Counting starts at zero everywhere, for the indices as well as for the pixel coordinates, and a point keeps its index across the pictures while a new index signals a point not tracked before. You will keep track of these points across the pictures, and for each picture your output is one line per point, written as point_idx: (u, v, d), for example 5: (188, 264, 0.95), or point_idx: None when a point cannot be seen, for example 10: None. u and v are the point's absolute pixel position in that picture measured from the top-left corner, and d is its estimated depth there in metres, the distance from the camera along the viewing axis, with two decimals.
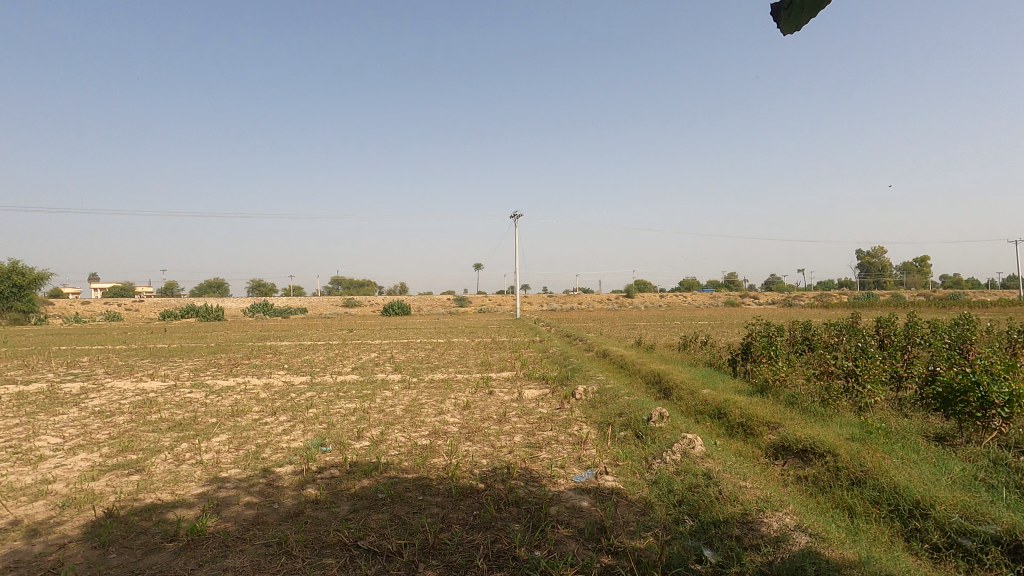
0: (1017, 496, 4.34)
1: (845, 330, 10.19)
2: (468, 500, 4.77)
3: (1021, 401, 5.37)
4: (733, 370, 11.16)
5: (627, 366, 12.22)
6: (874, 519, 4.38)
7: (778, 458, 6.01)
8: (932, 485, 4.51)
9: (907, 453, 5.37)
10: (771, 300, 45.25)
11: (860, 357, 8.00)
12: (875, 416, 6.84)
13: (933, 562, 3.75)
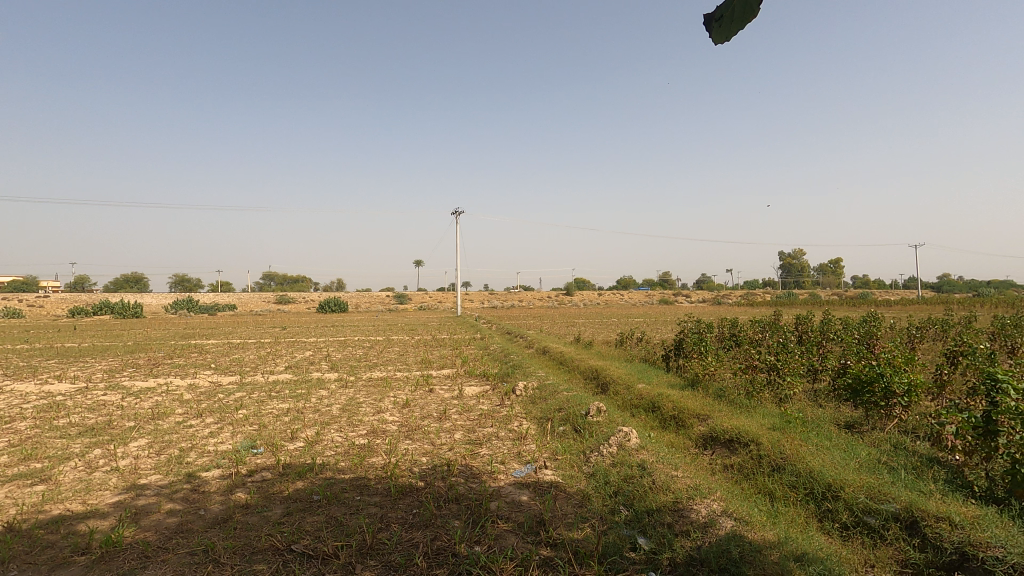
0: (914, 477, 4.80)
1: (767, 327, 10.87)
2: (407, 499, 4.72)
3: (918, 391, 5.96)
4: (666, 365, 11.63)
5: (566, 363, 12.44)
6: (792, 502, 4.71)
7: (708, 448, 6.33)
8: (842, 470, 4.88)
9: (821, 440, 5.81)
10: (702, 299, 47.47)
11: (781, 353, 8.53)
12: (794, 406, 7.34)
13: (842, 539, 4.08)
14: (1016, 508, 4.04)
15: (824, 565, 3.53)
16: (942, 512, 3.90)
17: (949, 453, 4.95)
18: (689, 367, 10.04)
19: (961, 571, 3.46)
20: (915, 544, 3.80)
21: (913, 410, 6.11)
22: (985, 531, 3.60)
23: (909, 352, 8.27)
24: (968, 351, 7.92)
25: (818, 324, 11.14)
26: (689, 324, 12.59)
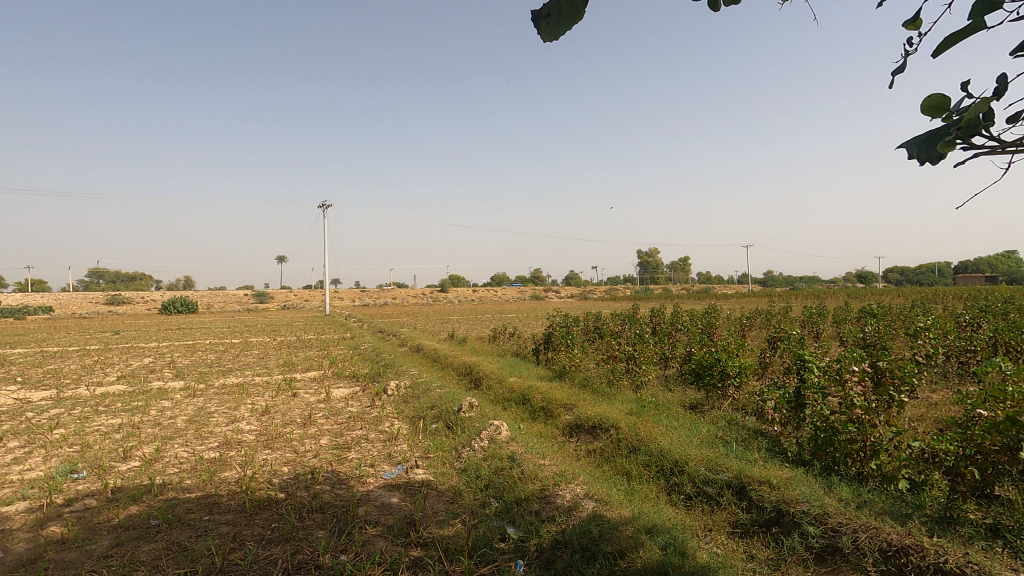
0: (743, 447, 5.47)
1: (626, 319, 11.75)
2: (265, 513, 4.35)
3: (746, 372, 6.82)
4: (536, 357, 12.07)
5: (440, 360, 12.36)
6: (645, 479, 5.12)
7: (574, 436, 6.66)
8: (687, 446, 5.41)
9: (670, 421, 6.39)
10: (570, 294, 50.07)
11: (638, 344, 9.25)
12: (648, 392, 8.00)
13: (687, 509, 4.53)
14: (818, 468, 4.78)
15: (670, 534, 3.87)
16: (763, 476, 4.49)
17: (770, 425, 5.73)
18: (557, 359, 10.50)
19: (778, 526, 4.02)
20: (743, 506, 4.34)
21: (743, 389, 6.97)
22: (795, 490, 4.21)
23: (741, 339, 9.42)
24: (785, 337, 9.24)
25: (669, 316, 12.25)
26: (557, 318, 13.19)
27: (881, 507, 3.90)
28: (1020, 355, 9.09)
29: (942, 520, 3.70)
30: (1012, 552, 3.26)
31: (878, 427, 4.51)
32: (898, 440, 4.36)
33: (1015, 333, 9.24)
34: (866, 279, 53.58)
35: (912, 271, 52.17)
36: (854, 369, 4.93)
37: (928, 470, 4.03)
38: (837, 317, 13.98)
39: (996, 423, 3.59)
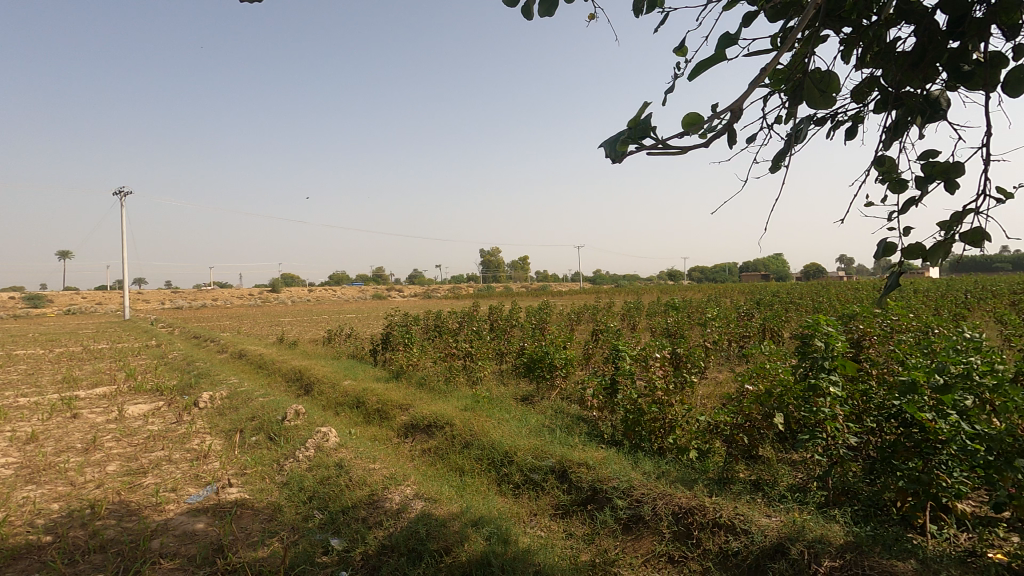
0: (566, 433, 5.81)
1: (465, 317, 11.89)
2: (20, 564, 3.52)
3: (571, 363, 7.29)
4: (374, 358, 11.64)
5: (266, 365, 11.29)
6: (477, 472, 5.18)
7: (409, 436, 6.51)
8: (516, 437, 5.59)
9: (503, 414, 6.57)
10: (413, 292, 49.49)
11: (475, 341, 9.41)
12: (483, 387, 8.12)
13: (515, 497, 4.68)
14: (628, 446, 5.25)
15: (495, 523, 3.93)
16: (581, 458, 4.81)
17: (590, 411, 6.19)
18: (395, 359, 10.17)
19: (593, 503, 4.32)
20: (563, 488, 4.59)
21: (569, 378, 7.45)
22: (608, 467, 4.57)
23: (569, 332, 10.11)
24: (605, 329, 10.13)
25: (505, 312, 12.71)
26: (397, 316, 12.88)
27: (675, 476, 4.41)
28: (780, 338, 11.13)
29: (720, 481, 4.31)
30: (768, 501, 3.96)
31: (674, 405, 5.12)
32: (689, 414, 5.00)
33: (776, 321, 11.30)
34: (674, 277, 61.45)
35: (709, 271, 61.08)
36: (655, 355, 5.85)
37: (711, 439, 4.68)
38: (649, 310, 15.75)
39: (758, 396, 4.28)
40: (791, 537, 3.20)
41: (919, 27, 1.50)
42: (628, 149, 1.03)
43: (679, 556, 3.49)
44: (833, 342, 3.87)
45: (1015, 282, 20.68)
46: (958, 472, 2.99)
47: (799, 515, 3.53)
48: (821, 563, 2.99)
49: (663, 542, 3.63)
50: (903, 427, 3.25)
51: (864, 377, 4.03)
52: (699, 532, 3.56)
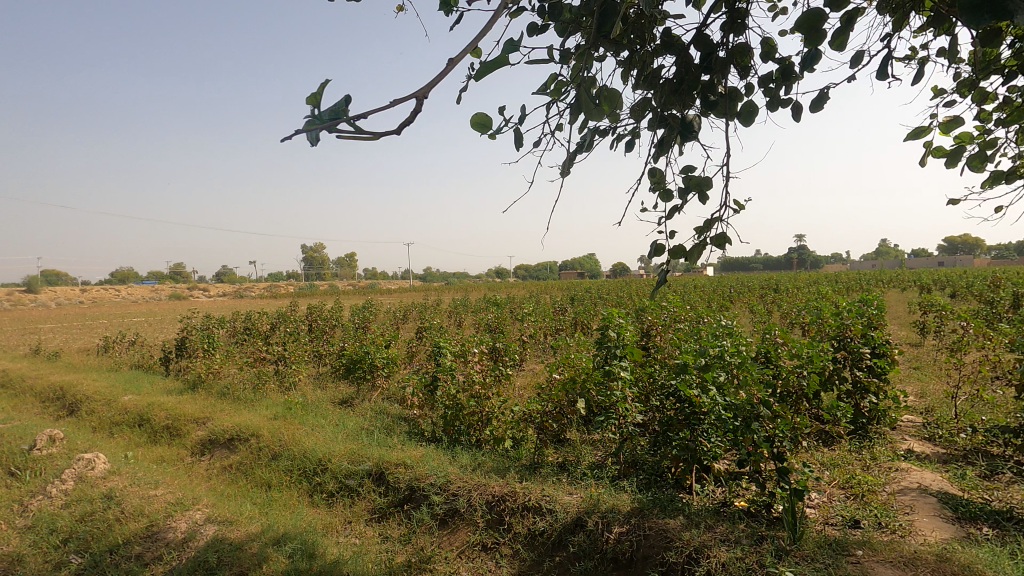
0: (385, 434, 5.21)
1: (278, 318, 10.67)
2: None
3: (394, 362, 6.86)
4: (165, 369, 9.87)
5: (7, 386, 8.86)
6: (285, 486, 4.24)
7: (205, 454, 5.19)
8: (333, 442, 4.71)
9: (318, 419, 5.68)
10: (221, 291, 43.91)
11: (289, 342, 8.26)
12: (298, 392, 7.15)
13: (329, 507, 3.93)
14: (446, 442, 4.95)
15: (300, 539, 3.38)
16: (399, 458, 4.20)
17: (410, 409, 5.67)
18: (191, 366, 8.53)
19: (410, 502, 3.82)
20: (380, 491, 3.97)
21: (391, 378, 7.04)
22: (426, 465, 4.06)
23: (393, 331, 9.65)
24: (430, 328, 9.96)
25: (325, 313, 11.90)
26: (193, 319, 11.07)
27: (490, 466, 4.22)
28: (589, 332, 12.08)
29: (530, 467, 4.30)
30: (571, 480, 4.06)
31: (491, 398, 4.99)
32: (505, 407, 4.91)
33: (585, 316, 12.27)
34: (501, 275, 63.97)
35: (532, 269, 64.74)
36: (474, 349, 5.35)
37: (525, 427, 4.70)
38: (476, 308, 15.89)
39: (564, 382, 4.42)
40: (588, 510, 3.21)
41: (677, 57, 1.53)
42: (318, 138, 0.91)
43: (491, 543, 3.28)
44: (622, 331, 4.31)
45: (762, 280, 25.52)
46: (714, 437, 3.47)
47: (596, 491, 3.58)
48: (612, 531, 3.02)
49: (476, 531, 3.37)
50: (676, 404, 3.73)
51: (648, 363, 4.48)
52: (510, 517, 3.38)
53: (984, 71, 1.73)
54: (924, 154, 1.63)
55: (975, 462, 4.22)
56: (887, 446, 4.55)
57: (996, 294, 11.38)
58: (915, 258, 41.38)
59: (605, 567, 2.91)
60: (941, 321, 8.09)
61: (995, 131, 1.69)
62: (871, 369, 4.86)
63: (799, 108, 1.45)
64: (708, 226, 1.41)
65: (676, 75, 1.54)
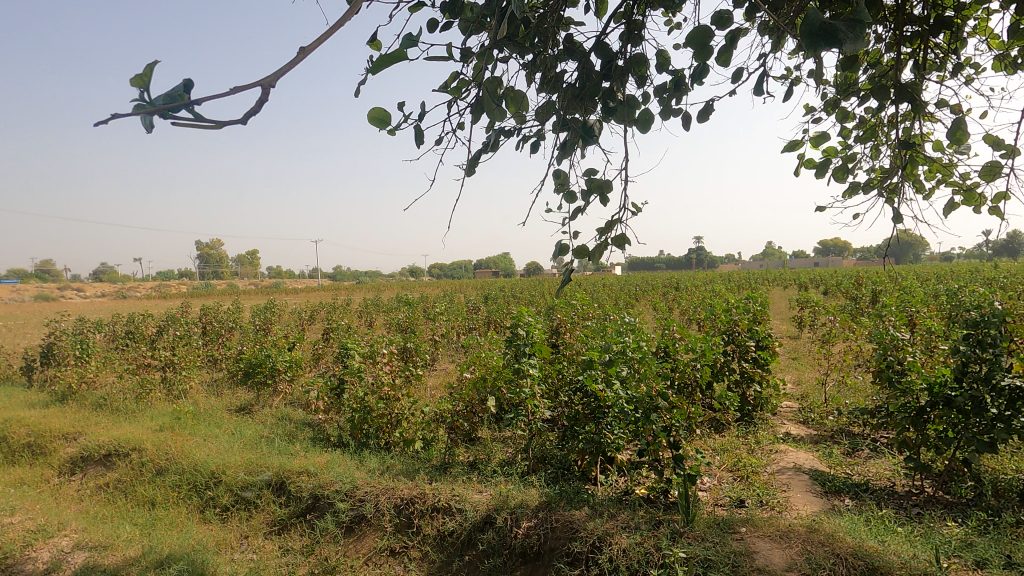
0: (287, 442, 4.89)
1: (166, 320, 9.73)
2: None
3: (297, 366, 6.45)
4: (27, 379, 8.68)
5: None
6: (171, 503, 3.85)
7: (77, 474, 4.58)
8: (228, 453, 4.35)
9: (211, 429, 5.24)
10: (99, 292, 39.51)
11: (179, 345, 7.54)
12: (188, 400, 6.57)
13: (222, 523, 3.63)
14: (353, 446, 4.69)
15: (188, 559, 3.09)
16: (302, 465, 3.94)
17: (315, 414, 5.38)
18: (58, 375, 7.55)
19: (314, 511, 3.57)
20: (281, 502, 3.71)
21: (295, 382, 6.63)
22: (331, 471, 3.84)
23: (297, 333, 9.12)
24: (337, 328, 9.54)
25: (222, 315, 11.05)
26: (62, 322, 9.81)
27: (399, 468, 4.05)
28: (502, 329, 12.13)
29: (441, 467, 4.21)
30: (480, 477, 3.99)
31: (401, 399, 4.73)
32: (415, 407, 4.71)
33: (498, 314, 12.31)
34: (414, 273, 62.87)
35: (447, 268, 64.23)
36: (383, 349, 5.14)
37: (436, 428, 4.60)
38: (388, 309, 15.44)
39: (475, 381, 4.34)
40: (497, 507, 3.20)
41: (579, 62, 1.54)
42: (156, 121, 0.85)
43: (399, 547, 3.18)
44: (531, 329, 4.30)
45: (664, 278, 27.03)
46: (618, 429, 3.56)
47: (506, 487, 3.58)
48: (521, 526, 3.03)
49: (384, 536, 3.25)
50: (582, 399, 3.81)
51: (557, 359, 4.57)
52: (419, 520, 3.28)
53: (844, 93, 1.97)
54: (799, 166, 1.84)
55: (840, 440, 4.71)
56: (768, 430, 4.97)
57: (858, 291, 12.81)
58: (795, 259, 45.68)
59: (513, 562, 2.92)
60: (814, 316, 8.96)
61: (852, 147, 1.95)
62: (755, 360, 5.28)
63: (689, 118, 1.53)
64: (610, 226, 1.36)
65: (578, 80, 1.54)
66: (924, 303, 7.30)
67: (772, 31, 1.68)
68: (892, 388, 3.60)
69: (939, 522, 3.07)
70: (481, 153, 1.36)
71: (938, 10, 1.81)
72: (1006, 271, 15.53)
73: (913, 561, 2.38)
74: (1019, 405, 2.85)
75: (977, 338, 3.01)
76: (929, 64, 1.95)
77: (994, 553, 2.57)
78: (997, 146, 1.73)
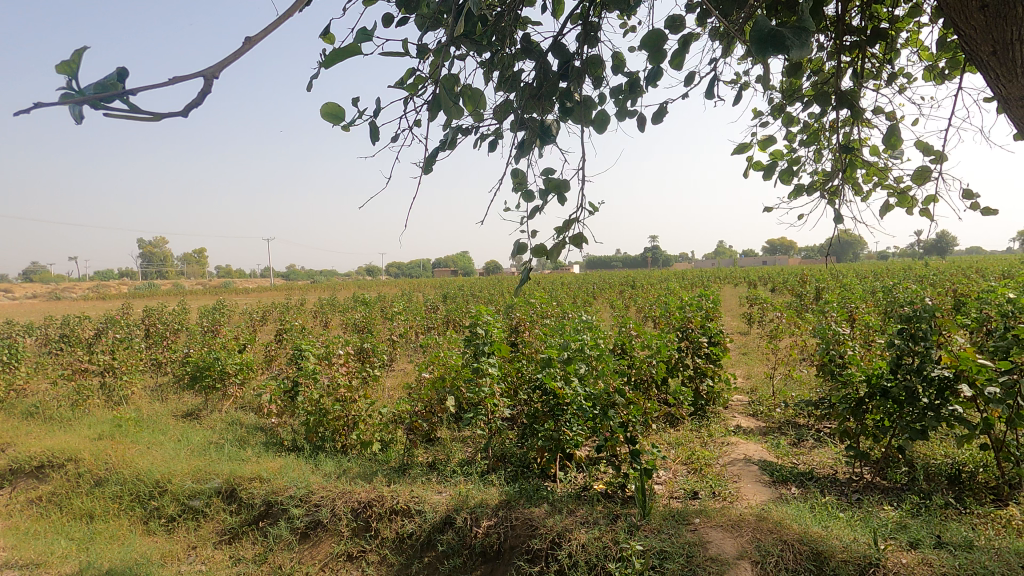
0: (237, 447, 4.70)
1: (105, 322, 9.21)
2: None
3: (248, 368, 6.21)
4: None
5: None
6: (111, 515, 3.64)
7: (4, 488, 4.27)
8: (173, 461, 4.15)
9: (155, 436, 5.00)
10: (29, 292, 37.02)
11: (118, 348, 7.14)
12: (130, 407, 6.24)
13: (168, 534, 3.46)
14: (308, 450, 4.57)
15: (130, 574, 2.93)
16: (254, 471, 3.81)
17: (267, 418, 5.20)
18: None
19: (266, 518, 3.46)
20: (232, 509, 3.56)
21: (246, 385, 6.38)
22: (285, 476, 3.72)
23: (248, 334, 8.81)
24: (291, 329, 9.26)
25: (166, 316, 10.52)
26: None
27: (356, 471, 3.97)
28: (461, 329, 12.03)
29: (399, 469, 4.15)
30: (440, 478, 3.96)
31: (357, 401, 4.63)
32: (373, 408, 4.62)
33: (457, 313, 12.20)
34: (371, 272, 61.73)
35: (404, 266, 63.36)
36: (339, 350, 5.02)
37: (394, 429, 4.52)
38: (344, 308, 15.09)
39: (434, 381, 4.27)
40: (456, 507, 3.17)
41: (536, 62, 1.54)
42: (87, 112, 0.79)
43: (357, 552, 3.11)
44: (490, 328, 4.28)
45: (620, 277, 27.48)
46: (577, 426, 3.58)
47: (465, 487, 3.55)
48: (480, 526, 3.02)
49: (340, 541, 3.17)
50: (541, 397, 3.82)
51: (516, 358, 4.58)
52: (377, 523, 3.22)
53: (789, 98, 2.06)
54: (749, 167, 1.91)
55: (787, 431, 4.92)
56: (720, 423, 5.14)
57: (803, 288, 13.35)
58: (745, 258, 47.19)
59: (473, 562, 2.91)
60: (763, 312, 9.31)
61: (797, 151, 2.04)
62: (708, 356, 5.45)
63: (644, 120, 1.55)
64: (567, 226, 1.36)
65: (535, 80, 1.54)
66: (862, 299, 7.69)
67: (723, 36, 1.73)
68: (834, 380, 3.78)
69: (877, 507, 3.24)
70: (438, 150, 1.34)
71: (874, 22, 1.92)
72: (936, 270, 16.48)
73: (854, 544, 2.50)
74: (947, 394, 3.02)
75: (910, 331, 3.19)
76: (866, 73, 2.06)
77: (926, 534, 2.74)
78: (927, 152, 1.85)
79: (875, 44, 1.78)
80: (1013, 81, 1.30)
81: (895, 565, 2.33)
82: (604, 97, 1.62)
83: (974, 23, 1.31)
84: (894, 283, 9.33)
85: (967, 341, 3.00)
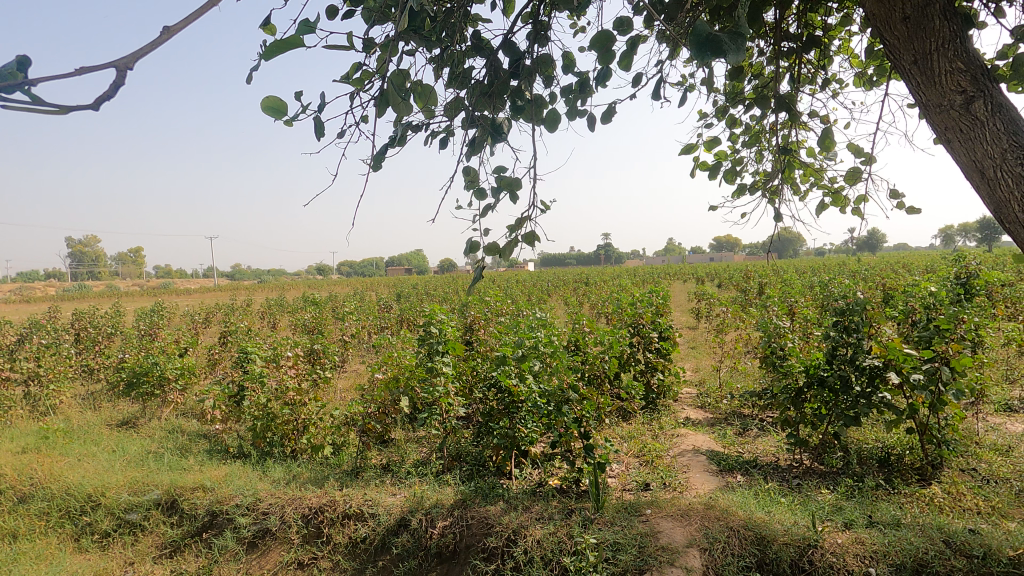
0: (177, 457, 4.47)
1: (29, 327, 8.56)
2: None
3: (189, 373, 5.90)
4: None
5: None
6: (37, 534, 3.39)
7: None
8: (107, 473, 3.90)
9: (87, 448, 4.69)
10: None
11: (44, 353, 6.65)
12: (58, 417, 5.83)
13: (102, 551, 3.26)
14: (255, 456, 4.40)
15: None
16: (196, 481, 3.63)
17: (210, 425, 4.96)
18: None
19: (211, 529, 3.31)
20: (173, 522, 3.39)
21: (187, 391, 6.07)
22: (230, 484, 3.57)
23: (190, 337, 8.39)
24: (236, 331, 8.88)
25: (98, 319, 9.87)
26: None
27: (306, 477, 3.85)
28: (416, 328, 11.89)
29: (352, 472, 4.06)
30: (394, 480, 3.90)
31: (307, 403, 4.49)
32: (323, 412, 4.49)
33: (411, 313, 12.02)
34: (322, 271, 60.03)
35: (357, 266, 61.99)
36: (287, 352, 4.83)
37: (346, 431, 4.40)
38: (292, 308, 14.58)
39: (387, 382, 4.19)
40: (411, 509, 3.13)
41: (487, 59, 1.52)
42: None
43: (308, 560, 3.02)
44: (443, 327, 4.22)
45: (574, 274, 27.78)
46: (531, 423, 3.61)
47: (420, 488, 3.51)
48: (436, 526, 2.99)
49: (291, 549, 3.07)
50: (496, 395, 3.80)
51: (470, 357, 4.53)
52: (329, 528, 3.14)
53: (732, 100, 2.13)
54: (696, 168, 1.97)
55: (733, 422, 5.10)
56: (670, 416, 5.27)
57: (748, 284, 13.85)
58: (693, 255, 48.60)
59: (429, 564, 2.88)
60: (711, 307, 9.60)
61: (740, 152, 2.11)
62: (659, 351, 5.57)
63: (594, 120, 1.57)
64: (519, 224, 1.36)
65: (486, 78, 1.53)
66: (801, 294, 8.05)
67: (669, 39, 1.77)
68: (775, 371, 3.94)
69: (816, 491, 3.41)
70: (387, 147, 1.31)
71: (810, 29, 2.00)
72: (868, 265, 17.40)
73: (794, 528, 2.61)
74: (878, 381, 3.21)
75: (844, 324, 3.35)
76: (803, 78, 2.15)
77: (859, 514, 2.90)
78: (858, 154, 1.96)
79: (811, 50, 1.87)
80: (932, 88, 1.36)
81: (832, 545, 2.45)
82: (554, 96, 1.63)
83: (898, 33, 1.39)
84: (829, 278, 9.84)
85: (895, 331, 3.19)
